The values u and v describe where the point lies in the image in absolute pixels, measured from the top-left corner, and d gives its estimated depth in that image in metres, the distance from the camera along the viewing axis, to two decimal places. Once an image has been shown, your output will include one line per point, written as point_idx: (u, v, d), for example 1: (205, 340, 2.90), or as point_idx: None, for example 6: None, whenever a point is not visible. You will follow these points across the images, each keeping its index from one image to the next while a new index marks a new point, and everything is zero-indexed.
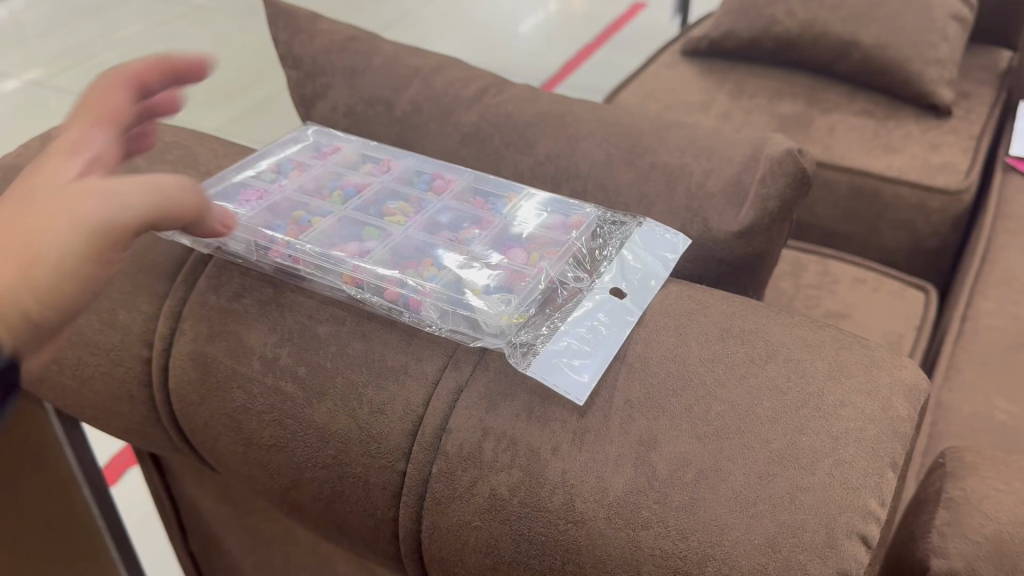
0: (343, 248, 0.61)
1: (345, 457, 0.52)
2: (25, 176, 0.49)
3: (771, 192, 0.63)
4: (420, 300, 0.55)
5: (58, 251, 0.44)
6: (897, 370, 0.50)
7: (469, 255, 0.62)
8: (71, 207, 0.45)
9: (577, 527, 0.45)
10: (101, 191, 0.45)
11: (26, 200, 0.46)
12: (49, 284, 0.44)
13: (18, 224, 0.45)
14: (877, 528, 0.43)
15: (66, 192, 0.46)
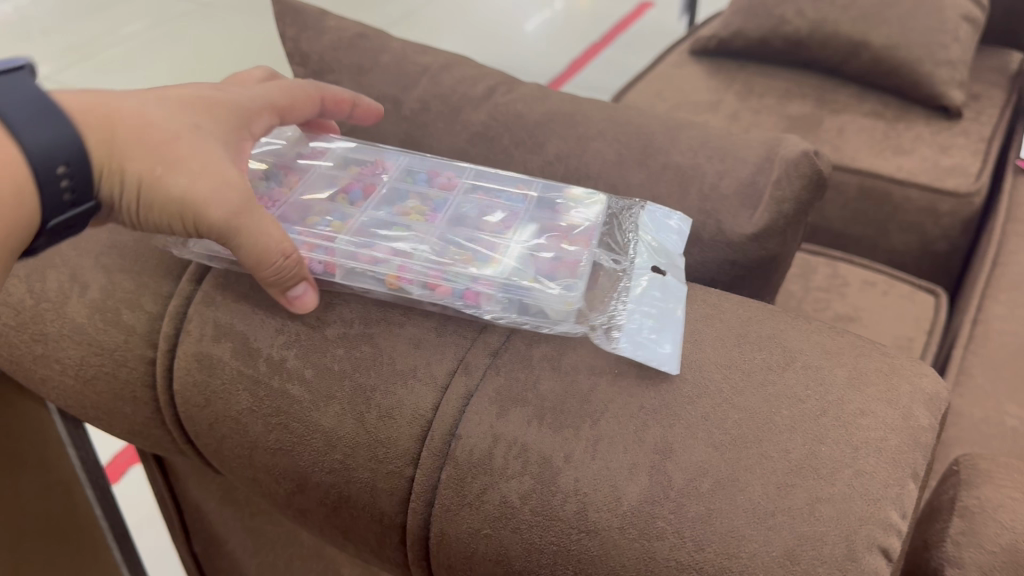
0: (373, 249, 0.59)
1: (353, 461, 0.51)
2: (190, 96, 0.59)
3: (787, 194, 0.62)
4: (478, 294, 0.55)
5: (177, 189, 0.53)
6: (918, 378, 0.49)
7: (510, 252, 0.62)
8: (213, 176, 0.53)
9: (591, 537, 0.44)
10: (239, 192, 0.53)
11: (185, 126, 0.55)
12: (147, 197, 0.53)
13: (176, 143, 0.54)
14: (899, 540, 0.42)
15: (217, 161, 0.54)
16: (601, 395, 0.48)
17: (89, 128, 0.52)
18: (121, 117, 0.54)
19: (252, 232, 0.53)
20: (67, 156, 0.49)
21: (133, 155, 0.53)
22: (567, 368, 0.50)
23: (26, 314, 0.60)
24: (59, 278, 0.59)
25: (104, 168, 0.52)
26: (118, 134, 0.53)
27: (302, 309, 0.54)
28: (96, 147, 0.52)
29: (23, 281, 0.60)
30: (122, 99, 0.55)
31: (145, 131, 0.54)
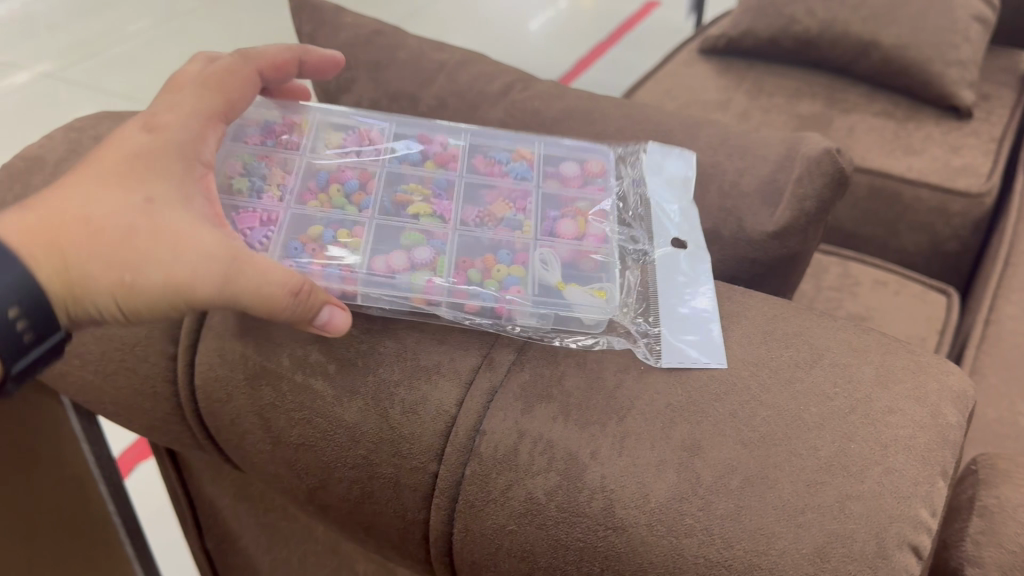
0: (389, 258, 0.59)
1: (376, 457, 0.51)
2: (122, 160, 0.54)
3: (809, 192, 0.61)
4: (509, 305, 0.56)
5: (156, 287, 0.50)
6: (944, 376, 0.49)
7: (529, 239, 0.63)
8: (183, 260, 0.50)
9: (618, 534, 0.43)
10: (218, 259, 0.50)
11: (131, 208, 0.51)
12: (127, 304, 0.51)
13: (134, 237, 0.51)
14: (928, 538, 0.42)
15: (181, 234, 0.51)
16: (628, 391, 0.48)
17: (41, 268, 0.49)
18: (62, 231, 0.50)
19: (249, 293, 0.50)
20: (18, 295, 0.46)
21: (94, 271, 0.50)
22: (592, 365, 0.50)
23: None
24: None
25: (73, 296, 0.50)
26: (68, 258, 0.50)
27: (336, 332, 0.52)
28: (54, 284, 0.49)
29: None
30: (53, 207, 0.51)
31: (93, 236, 0.50)
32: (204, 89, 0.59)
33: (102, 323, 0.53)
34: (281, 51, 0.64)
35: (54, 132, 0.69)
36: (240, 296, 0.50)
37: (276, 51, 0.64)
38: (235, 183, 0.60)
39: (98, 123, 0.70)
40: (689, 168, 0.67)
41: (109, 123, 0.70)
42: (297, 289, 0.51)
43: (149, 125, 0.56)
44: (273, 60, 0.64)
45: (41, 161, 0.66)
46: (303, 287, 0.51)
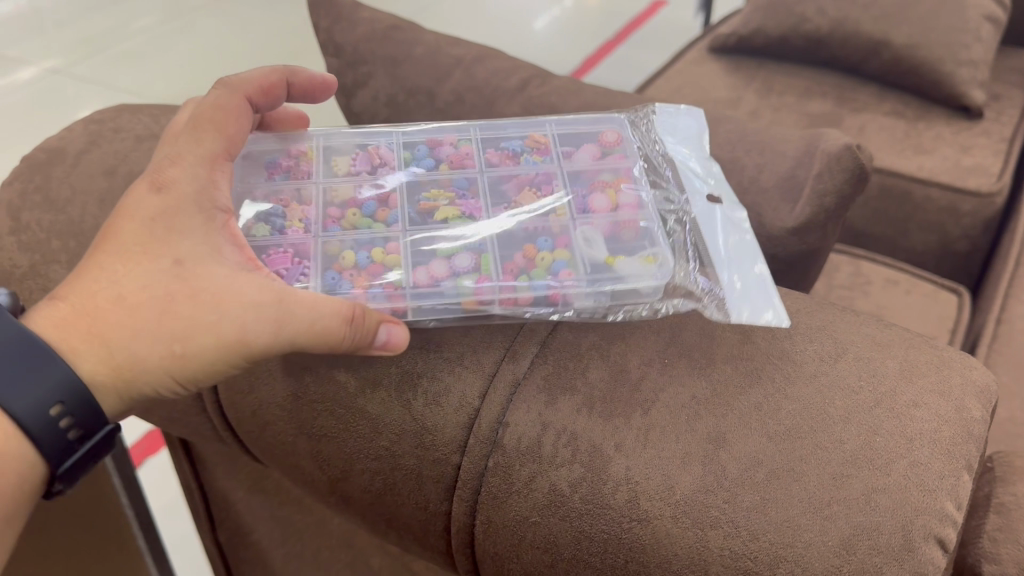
0: (430, 270, 0.58)
1: (399, 449, 0.51)
2: (141, 227, 0.53)
3: (827, 188, 0.61)
4: (562, 290, 0.56)
5: (208, 352, 0.51)
6: (968, 370, 0.49)
7: (565, 220, 0.63)
8: (227, 321, 0.50)
9: (642, 526, 0.44)
10: (260, 310, 0.50)
11: (163, 278, 0.51)
12: (183, 374, 0.52)
13: (175, 306, 0.51)
14: (954, 531, 0.42)
15: (219, 291, 0.51)
16: (651, 384, 0.48)
17: (94, 364, 0.50)
18: (101, 318, 0.50)
19: (302, 337, 0.50)
20: (57, 395, 0.48)
21: (142, 350, 0.51)
22: (616, 357, 0.50)
23: None
24: None
25: (129, 378, 0.51)
26: (112, 347, 0.50)
27: (398, 348, 0.51)
28: (107, 377, 0.51)
29: (64, 265, 0.60)
30: (86, 296, 0.51)
31: (132, 316, 0.51)
32: (200, 126, 0.57)
33: (162, 395, 0.54)
34: (267, 74, 0.62)
35: (75, 125, 0.70)
36: (292, 343, 0.50)
37: (263, 74, 0.62)
38: (255, 231, 0.59)
39: (118, 116, 0.70)
40: (701, 125, 0.70)
41: (129, 117, 0.70)
42: (351, 315, 0.50)
43: (157, 179, 0.55)
44: (260, 83, 0.61)
45: (63, 153, 0.66)
46: (357, 312, 0.50)
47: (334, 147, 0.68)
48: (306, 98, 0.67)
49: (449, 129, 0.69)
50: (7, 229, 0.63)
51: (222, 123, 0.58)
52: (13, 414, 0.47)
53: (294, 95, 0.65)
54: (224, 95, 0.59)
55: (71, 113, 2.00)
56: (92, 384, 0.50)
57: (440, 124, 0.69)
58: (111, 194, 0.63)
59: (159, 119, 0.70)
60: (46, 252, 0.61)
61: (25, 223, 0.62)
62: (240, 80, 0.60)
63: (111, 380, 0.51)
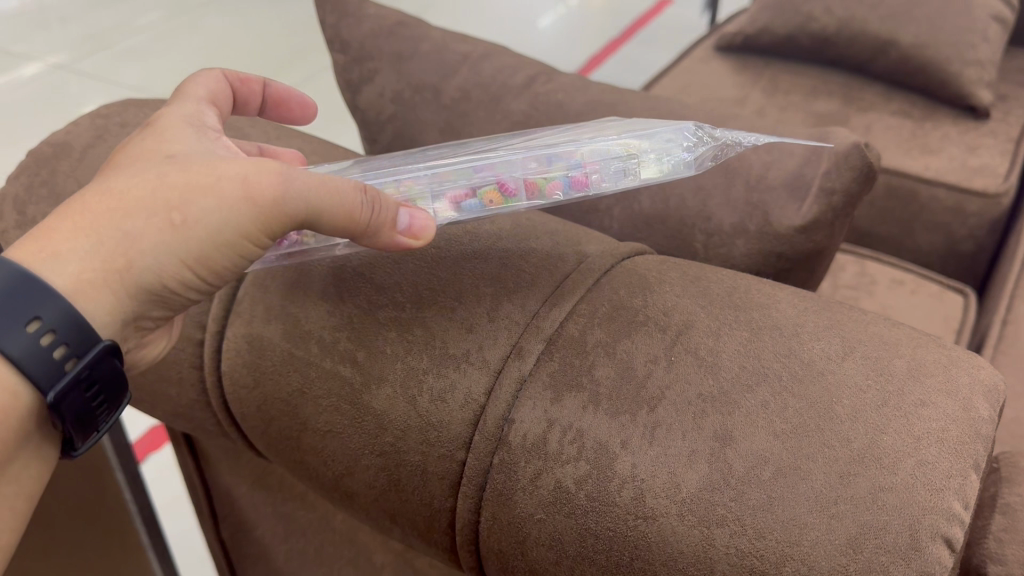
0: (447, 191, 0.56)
1: (404, 444, 0.51)
2: (129, 145, 0.53)
3: (836, 186, 0.62)
4: (585, 171, 0.56)
5: (210, 218, 0.49)
6: (975, 370, 0.49)
7: (576, 130, 0.61)
8: (226, 181, 0.49)
9: (647, 524, 0.44)
10: (260, 164, 0.49)
11: (154, 165, 0.50)
12: (183, 251, 0.49)
13: (173, 181, 0.49)
14: (961, 531, 0.42)
15: (214, 162, 0.50)
16: (658, 381, 0.47)
17: (83, 257, 0.47)
18: (88, 213, 0.48)
19: (310, 190, 0.49)
20: (32, 312, 0.45)
21: (138, 231, 0.48)
22: (622, 355, 0.49)
23: None
24: None
25: (128, 262, 0.48)
26: (103, 236, 0.48)
27: (425, 234, 0.52)
28: (99, 268, 0.48)
29: None
30: (70, 204, 0.49)
31: (123, 204, 0.48)
32: (183, 87, 0.59)
33: (165, 289, 0.51)
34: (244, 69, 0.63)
35: (81, 119, 0.70)
36: (299, 196, 0.49)
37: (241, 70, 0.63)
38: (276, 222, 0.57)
39: (124, 110, 0.71)
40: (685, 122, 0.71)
41: (135, 111, 0.70)
42: (365, 186, 0.50)
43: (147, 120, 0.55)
44: (235, 75, 0.62)
45: (69, 147, 0.66)
46: (370, 186, 0.50)
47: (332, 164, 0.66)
48: (284, 117, 0.68)
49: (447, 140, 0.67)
50: (14, 223, 0.63)
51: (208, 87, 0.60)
52: (6, 350, 0.44)
53: (269, 105, 0.66)
54: (200, 70, 0.61)
55: (76, 108, 2.00)
56: (81, 282, 0.47)
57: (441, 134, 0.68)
58: None
59: None
60: None
61: (31, 217, 0.63)
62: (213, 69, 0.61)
63: (105, 269, 0.48)
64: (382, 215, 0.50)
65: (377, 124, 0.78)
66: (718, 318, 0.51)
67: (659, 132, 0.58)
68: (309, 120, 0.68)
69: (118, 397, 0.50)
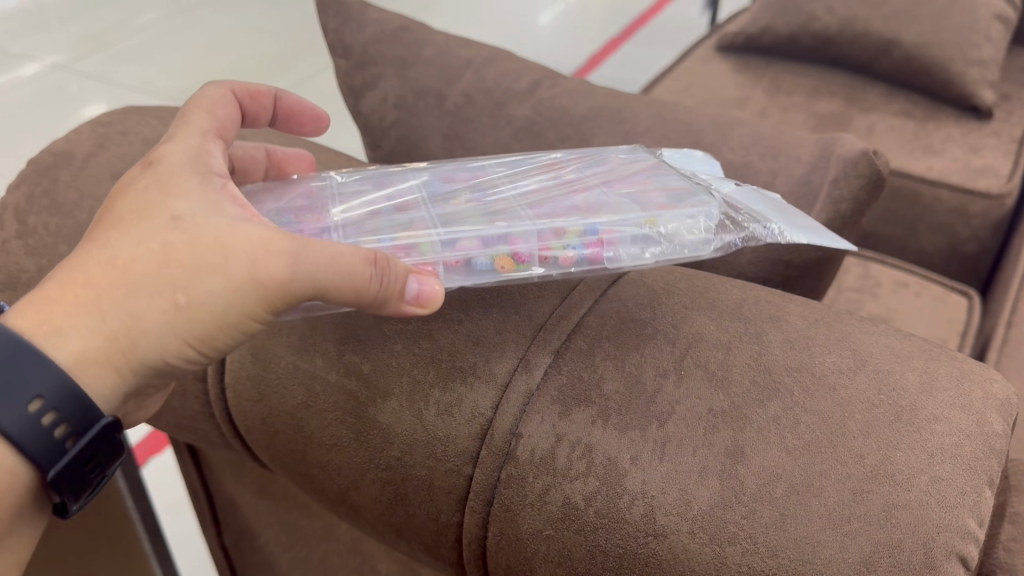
0: (459, 246, 0.55)
1: (410, 460, 0.51)
2: (134, 195, 0.51)
3: (844, 193, 0.64)
4: (603, 246, 0.55)
5: (216, 299, 0.48)
6: (988, 384, 0.48)
7: (590, 194, 0.61)
8: (234, 260, 0.48)
9: (657, 540, 0.43)
10: (270, 243, 0.48)
11: (157, 232, 0.49)
12: (188, 330, 0.48)
13: (176, 254, 0.48)
14: (976, 548, 0.42)
15: (221, 234, 0.48)
16: (668, 396, 0.47)
17: (85, 334, 0.47)
18: (91, 285, 0.48)
19: (321, 270, 0.47)
20: (34, 390, 0.44)
21: (140, 309, 0.47)
22: (631, 368, 0.49)
23: None
24: None
25: (130, 342, 0.48)
26: (106, 314, 0.47)
27: (433, 302, 0.50)
28: (101, 346, 0.47)
29: None
30: (73, 268, 0.48)
31: (127, 277, 0.48)
32: (187, 114, 0.57)
33: (168, 366, 0.50)
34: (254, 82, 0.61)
35: (82, 127, 0.69)
36: (309, 277, 0.47)
37: (251, 83, 0.61)
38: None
39: (125, 118, 0.70)
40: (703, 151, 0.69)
41: (136, 119, 0.70)
42: (375, 257, 0.49)
43: (150, 162, 0.53)
44: (247, 88, 0.61)
45: (70, 155, 0.65)
46: (379, 255, 0.49)
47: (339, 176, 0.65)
48: (296, 129, 0.67)
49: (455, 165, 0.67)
50: (15, 232, 0.63)
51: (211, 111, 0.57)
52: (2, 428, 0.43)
53: (281, 117, 0.65)
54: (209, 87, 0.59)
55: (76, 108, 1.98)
56: (83, 359, 0.47)
57: (449, 161, 0.67)
58: None
59: (167, 121, 0.70)
60: (52, 256, 0.61)
61: (32, 227, 0.62)
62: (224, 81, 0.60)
63: (107, 347, 0.47)
64: (390, 292, 0.49)
65: (380, 129, 0.77)
66: (730, 331, 0.50)
67: (685, 212, 0.57)
68: (319, 130, 0.67)
69: (112, 468, 0.50)
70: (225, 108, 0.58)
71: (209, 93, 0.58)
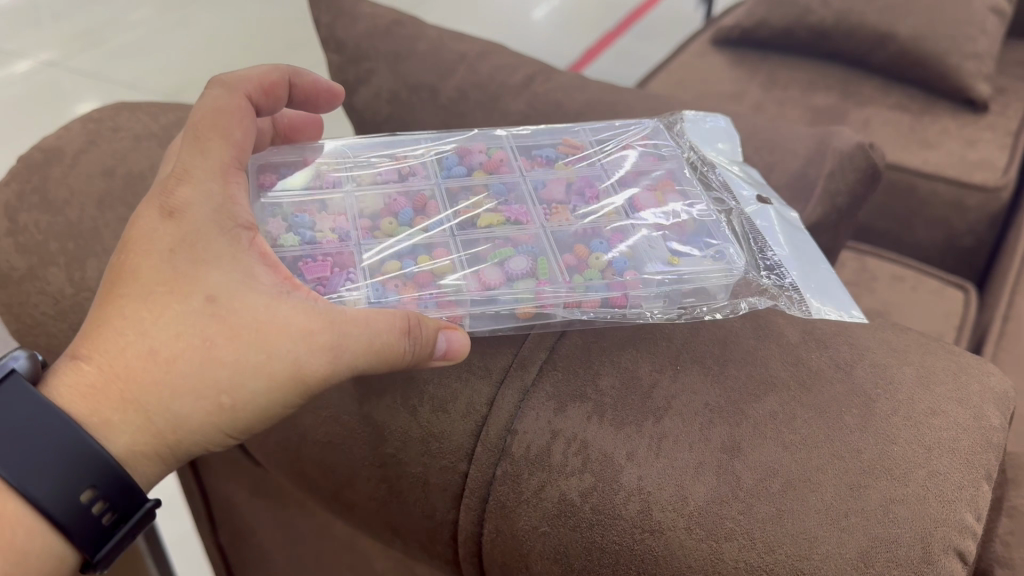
0: (481, 275, 0.58)
1: (405, 456, 0.50)
2: (161, 262, 0.49)
3: (840, 186, 0.66)
4: (627, 292, 0.57)
5: (260, 398, 0.48)
6: (985, 377, 0.49)
7: (616, 220, 0.64)
8: (278, 362, 0.48)
9: (655, 537, 0.42)
10: (311, 340, 0.48)
11: (195, 318, 0.48)
12: (233, 425, 0.49)
13: (215, 349, 0.47)
14: (974, 544, 0.41)
15: (261, 323, 0.48)
16: (663, 391, 0.47)
17: (134, 432, 0.47)
18: (133, 380, 0.47)
19: (360, 358, 0.48)
20: (87, 479, 0.45)
21: (184, 411, 0.48)
22: (627, 366, 0.49)
23: (66, 302, 0.59)
24: (99, 265, 0.59)
25: (177, 439, 0.49)
26: (151, 413, 0.47)
27: (461, 355, 0.50)
28: (149, 443, 0.48)
29: (62, 268, 0.60)
30: (111, 357, 0.47)
31: (168, 373, 0.47)
32: (204, 141, 0.53)
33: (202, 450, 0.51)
34: (266, 72, 0.59)
35: (72, 123, 0.69)
36: (350, 367, 0.48)
37: (262, 73, 0.59)
38: (283, 240, 0.58)
39: (117, 114, 0.70)
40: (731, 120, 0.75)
41: (128, 115, 0.69)
42: (408, 326, 0.49)
43: (171, 207, 0.50)
44: (262, 82, 0.58)
45: (60, 152, 0.65)
46: (412, 323, 0.49)
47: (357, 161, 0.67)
48: (309, 105, 0.67)
49: (479, 135, 0.68)
50: (5, 230, 0.62)
51: (220, 126, 0.53)
52: (31, 496, 0.44)
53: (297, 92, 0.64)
54: (215, 92, 0.55)
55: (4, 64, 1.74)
56: (133, 453, 0.48)
57: (468, 134, 0.68)
58: (109, 195, 0.62)
59: (158, 117, 0.70)
60: (44, 254, 0.60)
61: (23, 224, 0.61)
62: (237, 78, 0.57)
63: (155, 442, 0.48)
64: (421, 353, 0.49)
65: (374, 125, 0.77)
66: (726, 326, 0.52)
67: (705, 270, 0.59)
68: (332, 99, 0.67)
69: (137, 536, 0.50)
70: (241, 117, 0.55)
71: (218, 99, 0.55)
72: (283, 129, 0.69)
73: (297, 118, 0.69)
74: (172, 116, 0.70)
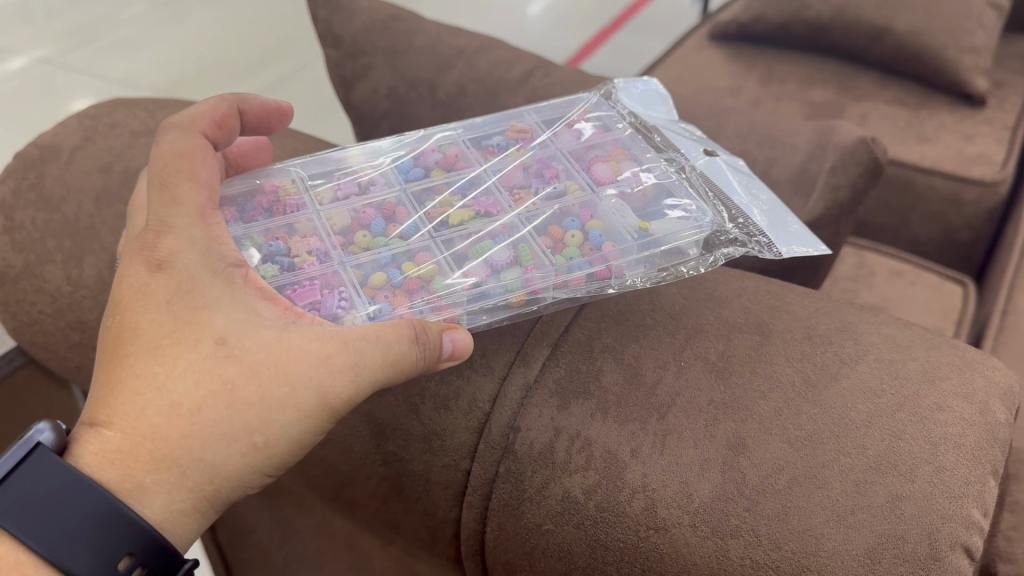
0: (469, 272, 0.57)
1: (406, 455, 0.50)
2: (161, 315, 0.47)
3: (841, 181, 0.64)
4: (609, 263, 0.57)
5: (292, 430, 0.47)
6: (990, 372, 0.49)
7: (581, 196, 0.64)
8: (302, 391, 0.46)
9: (660, 534, 0.42)
10: (330, 362, 0.46)
11: (203, 362, 0.46)
12: (268, 460, 0.48)
13: (235, 390, 0.46)
14: (981, 539, 0.41)
15: (277, 357, 0.46)
16: (668, 388, 0.47)
17: (170, 491, 0.46)
18: (159, 438, 0.45)
19: (380, 376, 0.47)
20: (124, 546, 0.44)
21: (220, 459, 0.46)
22: (630, 360, 0.49)
23: (63, 300, 0.59)
24: (96, 263, 0.58)
25: (215, 488, 0.47)
26: (185, 467, 0.46)
27: (467, 352, 0.50)
28: (186, 498, 0.46)
29: (59, 265, 0.59)
30: (132, 419, 0.45)
31: (195, 424, 0.46)
32: (172, 186, 0.51)
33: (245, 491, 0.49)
34: (215, 105, 0.57)
35: (68, 119, 0.68)
36: (371, 386, 0.47)
37: (212, 107, 0.57)
38: (261, 272, 0.56)
39: (113, 110, 0.69)
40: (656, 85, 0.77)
41: (125, 111, 0.69)
42: (415, 334, 0.47)
43: (155, 256, 0.49)
44: (213, 115, 0.57)
45: (56, 148, 0.64)
46: (419, 329, 0.48)
47: (316, 172, 0.66)
48: (263, 129, 0.64)
49: (427, 136, 0.69)
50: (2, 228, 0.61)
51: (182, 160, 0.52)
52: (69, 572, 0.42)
53: (250, 120, 0.62)
54: (166, 134, 0.54)
55: None
56: (171, 512, 0.46)
57: (423, 135, 0.69)
58: (106, 193, 0.61)
59: (155, 113, 0.69)
60: (41, 251, 0.60)
61: (20, 222, 0.61)
62: (187, 119, 0.55)
63: (193, 497, 0.47)
64: (432, 357, 0.48)
65: (372, 120, 0.77)
66: (730, 321, 0.51)
67: (681, 232, 0.60)
68: (286, 117, 0.64)
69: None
70: (202, 156, 0.54)
71: (174, 143, 0.53)
72: (235, 157, 0.64)
73: (246, 143, 0.64)
74: (169, 112, 0.70)
